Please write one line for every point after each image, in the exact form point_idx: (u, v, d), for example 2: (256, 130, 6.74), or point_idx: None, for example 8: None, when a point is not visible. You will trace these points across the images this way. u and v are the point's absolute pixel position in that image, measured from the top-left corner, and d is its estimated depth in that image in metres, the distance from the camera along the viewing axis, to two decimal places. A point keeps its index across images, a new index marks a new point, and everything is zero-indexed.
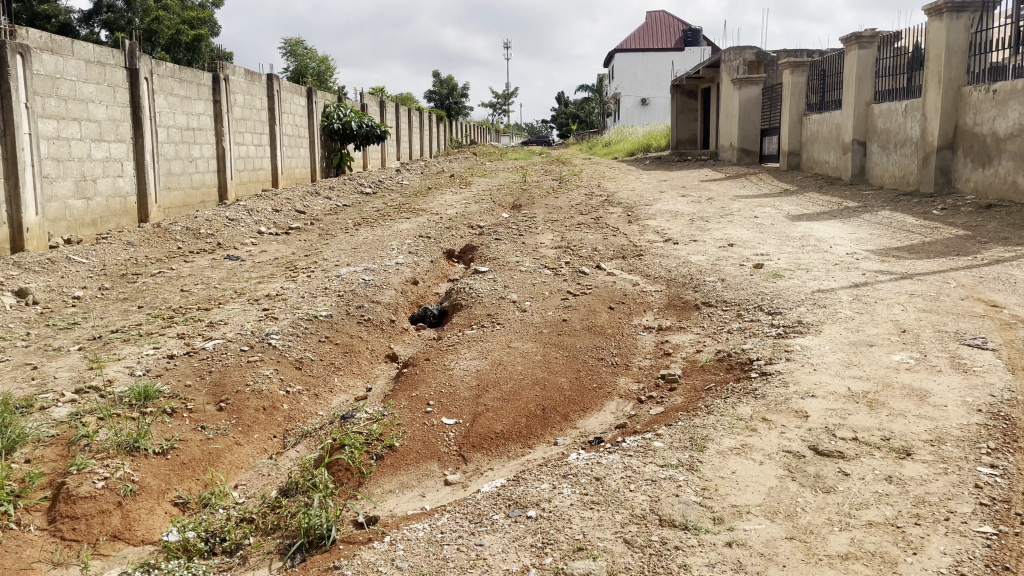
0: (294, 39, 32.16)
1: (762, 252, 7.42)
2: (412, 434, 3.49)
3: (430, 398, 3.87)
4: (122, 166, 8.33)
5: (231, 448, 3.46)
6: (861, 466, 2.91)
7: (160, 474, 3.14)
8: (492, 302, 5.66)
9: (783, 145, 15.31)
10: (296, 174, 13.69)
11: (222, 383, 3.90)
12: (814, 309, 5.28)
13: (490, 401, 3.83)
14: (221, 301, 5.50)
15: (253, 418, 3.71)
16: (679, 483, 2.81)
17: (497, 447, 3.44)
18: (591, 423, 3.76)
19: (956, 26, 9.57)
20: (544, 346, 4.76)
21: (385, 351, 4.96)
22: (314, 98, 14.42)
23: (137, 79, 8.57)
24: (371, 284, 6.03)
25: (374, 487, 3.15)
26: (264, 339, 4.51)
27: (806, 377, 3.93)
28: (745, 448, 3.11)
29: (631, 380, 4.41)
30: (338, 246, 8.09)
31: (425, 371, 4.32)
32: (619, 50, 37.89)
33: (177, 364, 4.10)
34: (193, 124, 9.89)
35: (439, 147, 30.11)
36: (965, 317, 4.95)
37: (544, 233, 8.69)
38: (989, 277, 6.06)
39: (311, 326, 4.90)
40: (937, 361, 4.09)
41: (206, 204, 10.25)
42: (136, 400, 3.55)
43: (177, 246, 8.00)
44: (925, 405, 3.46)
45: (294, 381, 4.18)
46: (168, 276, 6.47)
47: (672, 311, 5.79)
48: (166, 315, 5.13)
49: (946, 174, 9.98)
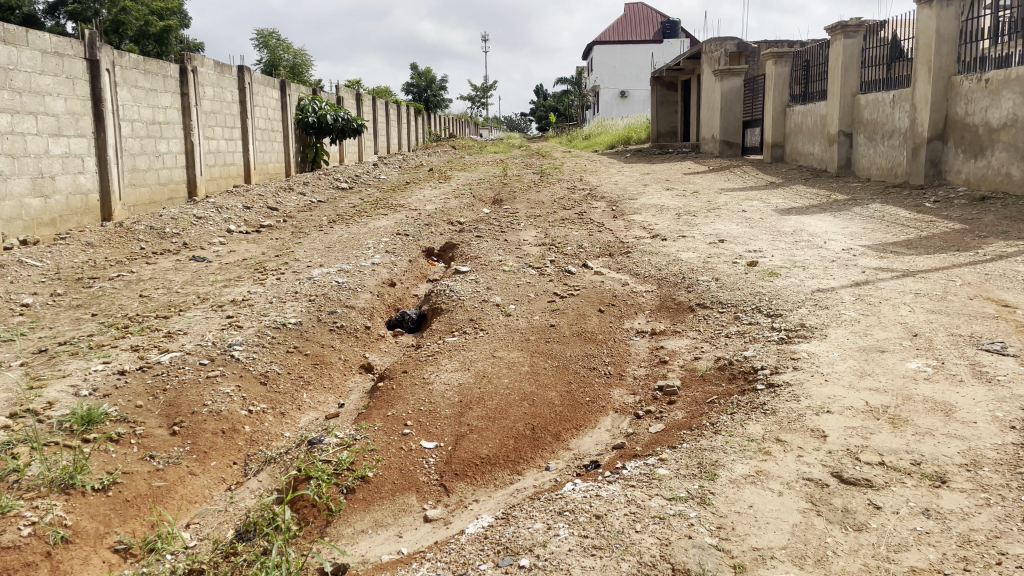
0: (268, 30, 31.61)
1: (755, 249, 7.11)
2: (388, 462, 3.12)
3: (408, 417, 3.51)
4: (83, 161, 7.89)
5: (183, 480, 3.09)
6: (892, 497, 2.59)
7: (99, 516, 2.75)
8: (475, 306, 5.31)
9: (766, 138, 15.05)
10: (269, 169, 13.25)
11: (177, 404, 3.55)
12: (816, 310, 4.96)
13: (474, 421, 3.47)
14: (182, 308, 5.11)
15: (210, 443, 3.34)
16: (690, 521, 2.48)
17: (483, 474, 3.08)
18: (585, 443, 3.42)
19: (946, 14, 9.25)
20: (531, 355, 4.40)
21: (359, 361, 4.60)
22: (287, 90, 13.98)
23: (98, 70, 8.12)
24: (344, 287, 5.67)
25: (344, 528, 2.78)
26: (226, 351, 4.14)
27: (819, 389, 3.59)
28: (760, 476, 2.77)
29: (626, 393, 4.07)
30: (311, 245, 7.70)
31: (402, 385, 3.95)
32: (598, 42, 37.51)
33: (128, 382, 3.72)
34: (160, 117, 9.44)
35: (418, 139, 29.84)
36: (979, 319, 4.64)
37: (527, 230, 8.35)
38: (994, 273, 5.77)
39: (278, 335, 4.51)
40: (956, 370, 3.78)
41: (174, 201, 9.82)
42: (78, 425, 3.18)
43: (139, 246, 7.56)
44: (953, 422, 3.14)
45: (257, 399, 3.79)
46: (127, 279, 6.06)
47: (665, 313, 5.46)
48: (121, 324, 4.74)
49: (936, 166, 9.70)
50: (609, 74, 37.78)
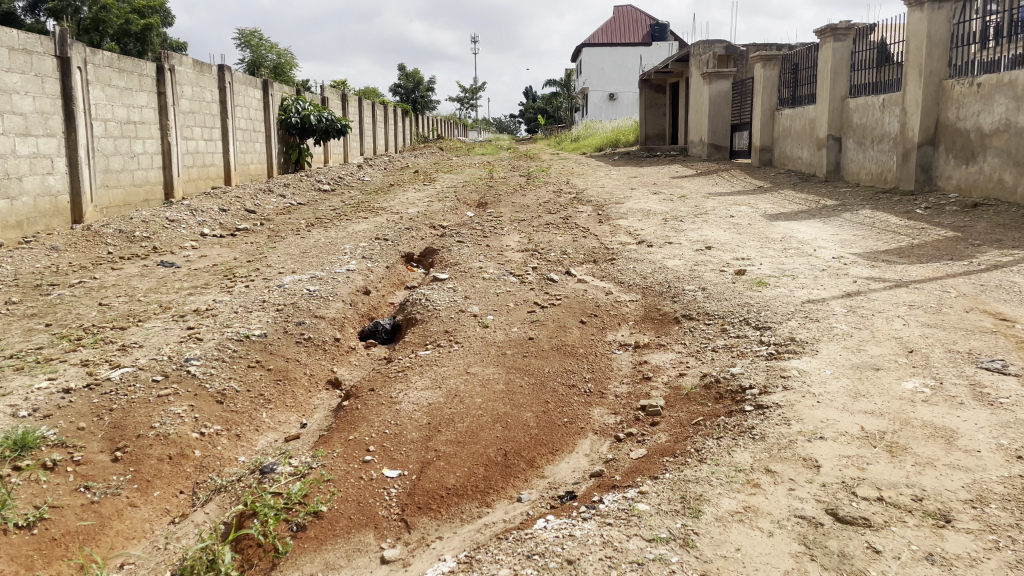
0: (250, 30, 31.29)
1: (744, 256, 6.89)
2: (344, 495, 2.90)
3: (371, 442, 3.28)
4: (52, 162, 7.61)
5: (121, 513, 2.87)
6: (893, 539, 2.36)
7: (19, 558, 2.55)
8: (450, 317, 5.07)
9: (755, 142, 14.87)
10: (251, 170, 12.98)
11: (123, 425, 3.30)
12: (806, 323, 4.74)
13: (442, 446, 3.24)
14: (141, 318, 4.84)
15: (155, 470, 3.11)
16: (671, 567, 2.25)
17: (449, 507, 2.84)
18: (561, 470, 3.19)
19: (937, 17, 9.06)
20: (506, 371, 4.17)
21: (326, 376, 4.35)
22: (270, 90, 13.70)
23: (69, 68, 7.84)
24: (315, 295, 5.42)
25: (291, 571, 2.54)
26: (182, 366, 3.88)
27: (810, 412, 3.36)
28: (748, 514, 2.54)
29: (607, 412, 3.84)
30: (286, 249, 7.45)
31: (368, 405, 3.71)
32: (586, 45, 37.39)
33: (72, 401, 3.46)
34: (135, 117, 9.16)
35: (405, 139, 29.56)
36: (976, 334, 4.43)
37: (510, 235, 8.12)
38: (990, 284, 5.57)
39: (240, 349, 4.26)
40: (955, 391, 3.56)
41: (150, 203, 9.53)
42: (10, 450, 2.93)
43: (107, 251, 7.29)
44: (955, 451, 2.92)
45: (211, 420, 3.55)
46: (88, 287, 5.79)
47: (649, 325, 5.23)
48: (74, 336, 4.47)
49: (927, 172, 9.51)
50: (598, 76, 37.60)
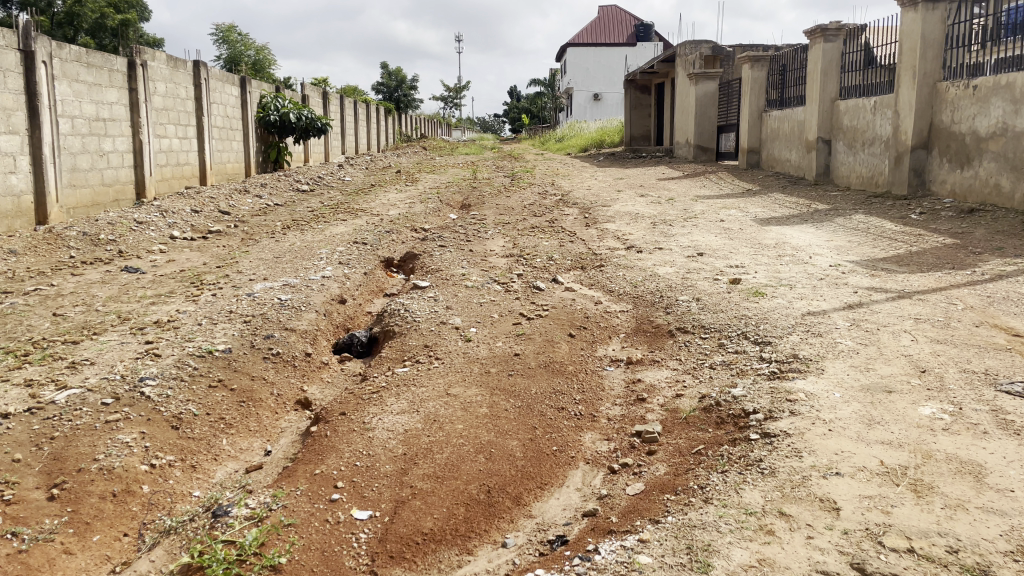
0: (228, 25, 30.78)
1: (737, 264, 6.62)
2: (306, 543, 2.61)
3: (339, 478, 2.99)
4: (15, 160, 7.23)
5: (52, 563, 2.60)
6: None
7: None
8: (431, 329, 4.75)
9: (742, 143, 14.62)
10: (228, 169, 12.61)
11: (63, 457, 3.00)
12: (808, 338, 4.46)
13: (418, 482, 2.94)
14: (97, 331, 4.49)
15: (96, 510, 2.82)
16: None
17: (425, 555, 2.55)
18: (551, 508, 2.88)
19: (931, 17, 8.81)
20: (490, 392, 3.86)
21: (295, 396, 4.02)
22: (248, 88, 13.31)
23: (34, 63, 7.46)
24: (288, 305, 5.08)
25: None
26: (136, 388, 3.54)
27: (822, 443, 3.07)
28: (763, 568, 2.24)
29: (599, 438, 3.53)
30: (258, 254, 7.10)
31: (339, 432, 3.40)
32: (570, 45, 37.22)
33: (10, 428, 3.13)
34: (104, 114, 8.77)
35: (388, 139, 29.19)
36: (990, 352, 4.15)
37: (494, 239, 7.81)
38: (997, 296, 5.31)
39: (202, 366, 3.93)
40: (977, 418, 3.27)
41: (121, 203, 9.12)
42: None
43: (69, 255, 6.91)
44: (987, 491, 2.63)
45: (165, 449, 3.23)
46: (44, 295, 5.43)
47: (641, 338, 4.94)
48: (20, 351, 4.11)
49: (921, 175, 9.26)
50: (582, 76, 37.39)
